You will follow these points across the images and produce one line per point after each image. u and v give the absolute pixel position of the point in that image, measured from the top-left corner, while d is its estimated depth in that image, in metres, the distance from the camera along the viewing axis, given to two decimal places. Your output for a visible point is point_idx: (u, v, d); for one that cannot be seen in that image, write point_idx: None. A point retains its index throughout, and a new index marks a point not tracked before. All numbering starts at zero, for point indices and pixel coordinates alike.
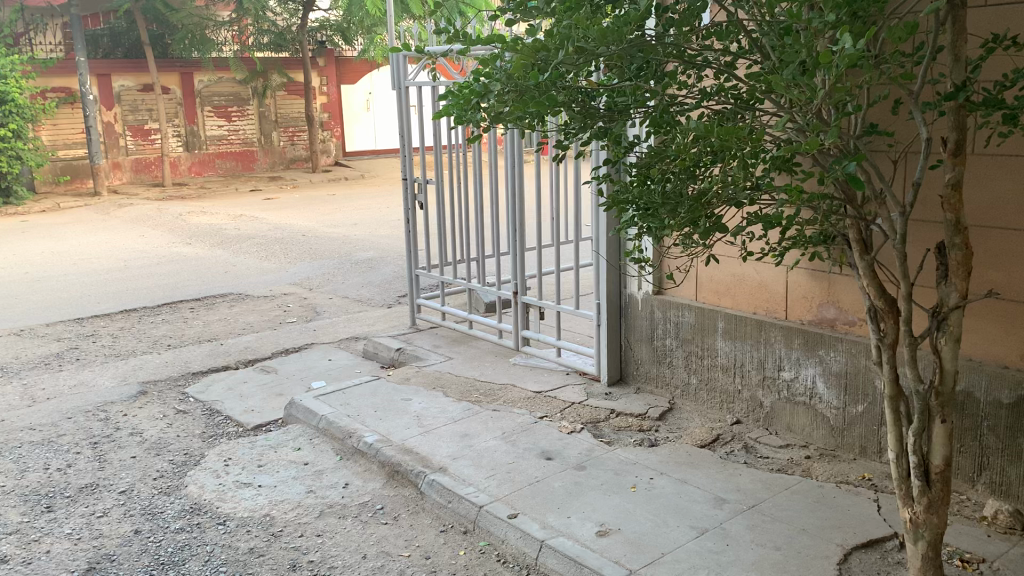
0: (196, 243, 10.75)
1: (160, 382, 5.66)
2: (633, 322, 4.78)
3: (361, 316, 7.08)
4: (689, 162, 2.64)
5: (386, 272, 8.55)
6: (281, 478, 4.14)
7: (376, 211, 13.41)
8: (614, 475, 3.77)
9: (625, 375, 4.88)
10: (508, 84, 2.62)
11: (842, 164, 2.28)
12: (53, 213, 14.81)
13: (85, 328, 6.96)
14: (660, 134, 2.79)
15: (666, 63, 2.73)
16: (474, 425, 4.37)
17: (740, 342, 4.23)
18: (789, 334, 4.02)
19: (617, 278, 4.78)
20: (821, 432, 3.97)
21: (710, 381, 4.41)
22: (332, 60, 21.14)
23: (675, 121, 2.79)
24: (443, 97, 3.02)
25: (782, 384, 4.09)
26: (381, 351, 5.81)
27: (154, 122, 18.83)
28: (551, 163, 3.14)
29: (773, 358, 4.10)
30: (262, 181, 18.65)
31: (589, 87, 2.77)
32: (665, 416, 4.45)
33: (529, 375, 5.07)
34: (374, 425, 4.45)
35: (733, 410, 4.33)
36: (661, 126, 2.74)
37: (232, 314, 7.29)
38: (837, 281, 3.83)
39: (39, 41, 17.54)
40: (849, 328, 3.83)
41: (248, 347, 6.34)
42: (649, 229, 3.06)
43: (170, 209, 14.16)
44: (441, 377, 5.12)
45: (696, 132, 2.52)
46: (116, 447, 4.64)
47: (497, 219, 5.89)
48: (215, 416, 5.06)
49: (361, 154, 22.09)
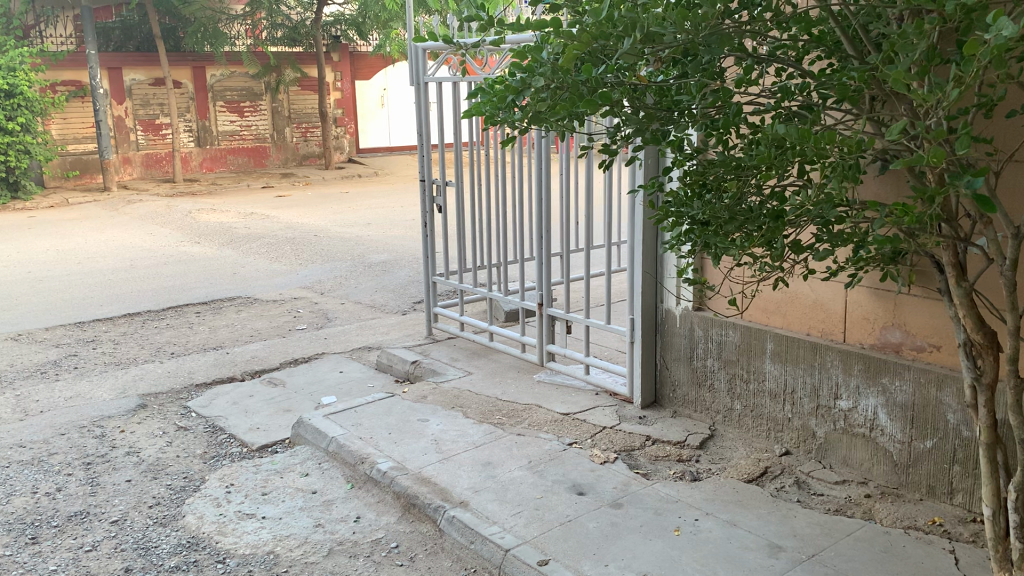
0: (204, 242, 10.44)
1: (161, 395, 5.33)
2: (670, 339, 4.41)
3: (375, 323, 6.72)
4: (765, 172, 2.24)
5: (401, 276, 8.19)
6: (287, 510, 3.79)
7: (390, 210, 13.08)
8: (655, 515, 3.40)
9: (661, 397, 4.50)
10: (556, 79, 2.25)
11: (963, 179, 1.87)
12: (61, 208, 14.56)
13: (86, 333, 6.64)
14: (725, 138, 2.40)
15: (735, 56, 2.36)
16: (498, 452, 4.01)
17: (792, 366, 3.86)
18: (849, 359, 3.63)
19: (654, 291, 4.41)
20: (882, 468, 3.59)
21: (757, 407, 4.04)
22: (347, 55, 20.80)
23: (743, 123, 2.41)
24: (473, 94, 2.64)
25: (838, 414, 3.71)
26: (396, 364, 5.45)
27: (165, 117, 18.54)
28: (596, 170, 2.77)
29: (829, 385, 3.72)
30: (275, 177, 18.34)
31: (643, 82, 2.40)
32: (706, 444, 4.08)
33: (555, 395, 4.70)
34: (388, 450, 4.09)
35: (782, 440, 3.96)
36: (729, 129, 2.35)
37: (240, 319, 6.96)
38: (905, 301, 3.45)
39: (51, 33, 17.29)
40: (917, 354, 3.45)
41: (256, 357, 5.99)
42: (705, 250, 2.65)
43: (179, 206, 13.87)
44: (460, 395, 4.76)
45: (778, 137, 2.12)
46: (111, 468, 4.30)
47: (521, 222, 5.51)
48: (218, 434, 4.72)
49: (376, 151, 21.89)
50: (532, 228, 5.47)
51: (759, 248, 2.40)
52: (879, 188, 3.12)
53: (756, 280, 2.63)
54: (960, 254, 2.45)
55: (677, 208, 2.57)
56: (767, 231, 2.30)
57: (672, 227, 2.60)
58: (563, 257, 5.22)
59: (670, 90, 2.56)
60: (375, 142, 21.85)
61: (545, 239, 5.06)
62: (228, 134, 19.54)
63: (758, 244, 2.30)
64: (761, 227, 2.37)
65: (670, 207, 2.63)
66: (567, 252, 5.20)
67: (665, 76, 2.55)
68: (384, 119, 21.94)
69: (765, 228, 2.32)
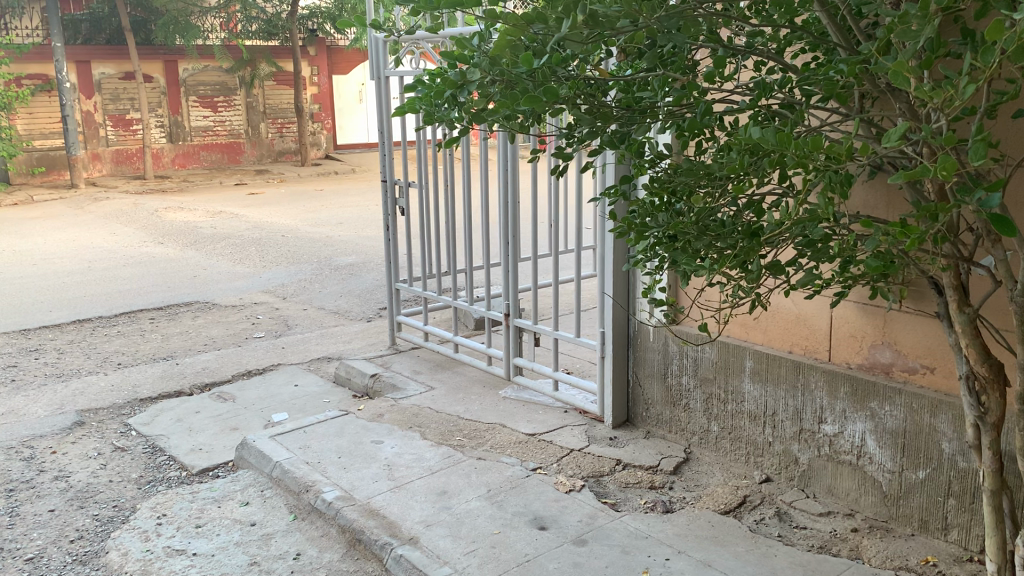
0: (167, 242, 10.07)
1: (101, 411, 4.97)
2: (643, 354, 4.09)
3: (337, 331, 6.39)
4: (738, 182, 1.92)
5: (368, 280, 7.85)
6: (220, 545, 3.44)
7: (362, 209, 12.72)
8: (622, 554, 3.08)
9: (633, 416, 4.19)
10: (494, 72, 1.94)
11: (978, 196, 1.56)
12: (25, 206, 14.08)
13: (30, 341, 6.27)
14: (694, 140, 2.08)
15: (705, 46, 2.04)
16: (454, 480, 3.68)
17: (772, 387, 3.55)
18: (834, 380, 3.33)
19: (626, 303, 4.10)
20: (870, 499, 3.28)
21: (735, 429, 3.73)
22: (323, 49, 20.41)
23: (715, 124, 2.09)
24: (409, 88, 2.31)
25: (822, 439, 3.41)
26: (354, 377, 5.12)
27: (136, 112, 18.11)
28: (550, 176, 2.45)
29: (813, 408, 3.42)
30: (248, 174, 17.92)
31: (599, 76, 2.07)
32: (680, 469, 3.77)
33: (521, 413, 4.38)
34: (335, 477, 3.76)
35: (762, 466, 3.66)
36: (696, 132, 2.03)
37: (195, 326, 6.61)
38: (895, 317, 3.15)
39: (17, 26, 16.86)
40: (908, 376, 3.15)
41: (207, 368, 5.64)
42: (673, 268, 2.33)
43: (145, 204, 13.45)
44: (418, 414, 4.42)
45: (751, 141, 1.80)
46: (34, 496, 3.95)
47: (488, 226, 5.18)
48: (157, 456, 4.37)
49: (355, 147, 21.46)
50: (499, 232, 5.14)
51: (731, 269, 2.07)
52: (870, 199, 2.82)
53: (729, 302, 2.32)
54: (963, 275, 2.16)
55: (642, 219, 2.26)
56: (742, 248, 1.98)
57: (636, 242, 2.28)
58: (531, 262, 4.88)
59: (634, 85, 2.25)
60: (353, 138, 21.46)
61: (510, 242, 4.73)
62: (202, 130, 19.11)
63: (731, 265, 1.98)
64: (734, 245, 2.05)
65: (632, 217, 2.32)
66: (535, 257, 4.84)
67: (630, 68, 2.23)
68: (362, 115, 21.55)
69: (739, 246, 1.99)
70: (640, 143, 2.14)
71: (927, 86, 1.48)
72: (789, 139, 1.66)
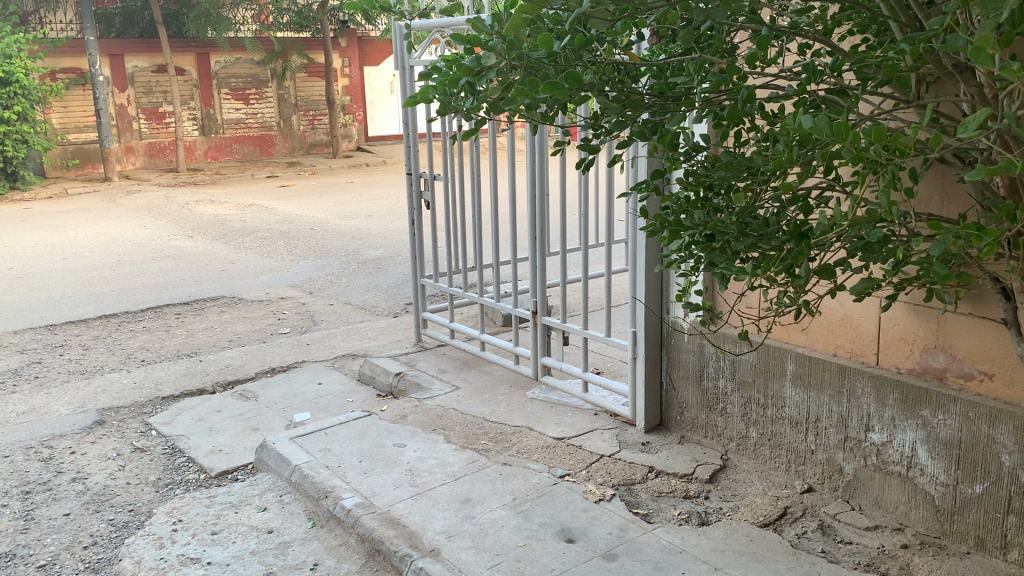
0: (196, 235, 10.02)
1: (122, 409, 4.88)
2: (678, 356, 3.89)
3: (363, 327, 6.26)
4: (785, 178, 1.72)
5: (395, 274, 7.72)
6: (235, 554, 3.31)
7: (392, 201, 12.60)
8: (655, 572, 2.90)
9: (666, 421, 3.99)
10: (511, 56, 1.77)
11: None
12: (59, 199, 14.17)
13: (56, 337, 6.22)
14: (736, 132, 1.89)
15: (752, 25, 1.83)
16: (478, 487, 3.52)
17: (815, 391, 3.35)
18: (882, 385, 3.12)
19: (660, 301, 3.89)
20: (922, 514, 3.07)
21: (775, 436, 3.53)
22: (355, 40, 20.36)
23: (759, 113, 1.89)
24: (425, 76, 2.14)
25: (869, 448, 3.20)
26: (378, 376, 4.98)
27: (168, 105, 18.17)
28: (575, 170, 2.28)
29: (859, 415, 3.21)
30: (280, 166, 17.92)
31: (628, 58, 1.88)
32: (717, 477, 3.58)
33: (550, 415, 4.21)
34: (355, 483, 3.62)
35: (803, 475, 3.45)
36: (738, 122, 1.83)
37: (220, 322, 6.52)
38: (952, 319, 2.93)
39: (51, 20, 16.98)
40: (964, 383, 2.93)
41: (231, 365, 5.54)
42: (710, 270, 2.14)
43: (175, 197, 13.46)
44: (442, 416, 4.27)
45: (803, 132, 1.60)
46: (50, 499, 3.86)
47: (515, 220, 4.99)
48: (176, 457, 4.27)
49: (386, 139, 21.37)
50: (526, 226, 4.94)
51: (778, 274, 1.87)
52: (924, 192, 2.60)
53: (773, 307, 2.13)
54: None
55: (675, 215, 2.07)
56: (793, 251, 1.78)
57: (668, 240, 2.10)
58: (560, 257, 4.68)
59: (667, 71, 2.07)
60: (385, 130, 21.38)
61: (536, 236, 4.54)
62: (234, 122, 19.14)
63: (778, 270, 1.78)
64: (779, 246, 1.85)
65: (665, 213, 2.14)
66: (563, 252, 4.64)
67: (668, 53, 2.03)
68: (394, 106, 21.45)
69: (786, 249, 1.79)
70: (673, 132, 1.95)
71: (1012, 67, 1.27)
72: (847, 128, 1.45)
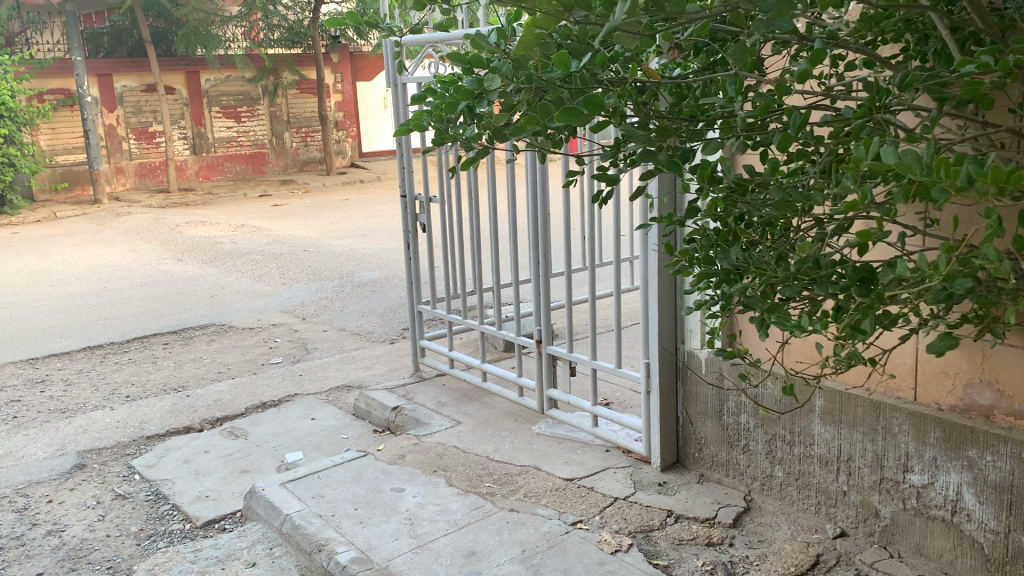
0: (186, 259, 9.76)
1: (104, 451, 4.61)
2: (694, 389, 3.64)
3: (358, 355, 5.99)
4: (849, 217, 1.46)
5: (391, 297, 7.46)
6: None
7: (387, 219, 12.33)
8: None
9: (684, 457, 3.74)
10: (519, 79, 1.52)
11: None
12: (48, 223, 13.92)
13: (37, 372, 5.95)
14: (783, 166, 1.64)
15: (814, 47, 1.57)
16: (483, 538, 3.25)
17: (848, 429, 3.09)
18: (922, 424, 2.86)
19: (673, 329, 3.64)
20: (969, 563, 2.80)
21: (804, 475, 3.27)
22: (347, 56, 20.16)
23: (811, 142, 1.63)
24: (421, 100, 1.90)
25: (908, 491, 2.94)
26: (374, 411, 4.72)
27: (158, 124, 17.94)
28: (593, 205, 2.04)
29: (896, 455, 2.95)
30: (273, 185, 17.67)
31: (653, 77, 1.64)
32: (741, 521, 3.32)
33: (558, 453, 3.95)
34: (351, 534, 3.35)
35: (835, 518, 3.19)
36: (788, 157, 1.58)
37: (210, 352, 6.25)
38: (999, 352, 2.67)
39: (38, 40, 16.77)
40: (1014, 421, 2.67)
41: (220, 400, 5.27)
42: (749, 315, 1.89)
43: (166, 218, 13.19)
44: (443, 455, 4.00)
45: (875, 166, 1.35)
46: (23, 556, 3.58)
47: (516, 242, 4.72)
48: (160, 505, 4.00)
49: (380, 155, 21.12)
50: (529, 246, 4.67)
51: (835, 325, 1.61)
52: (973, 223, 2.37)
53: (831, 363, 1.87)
54: None
55: (704, 252, 1.84)
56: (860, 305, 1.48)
57: (699, 280, 1.86)
58: (565, 277, 4.40)
59: (694, 91, 1.83)
60: (379, 145, 21.14)
61: (540, 258, 4.24)
62: (226, 141, 18.91)
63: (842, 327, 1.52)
64: (836, 293, 1.60)
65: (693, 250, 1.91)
66: (568, 272, 4.35)
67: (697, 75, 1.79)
68: (388, 121, 21.22)
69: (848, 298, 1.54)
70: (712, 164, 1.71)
71: None
72: (949, 163, 1.16)
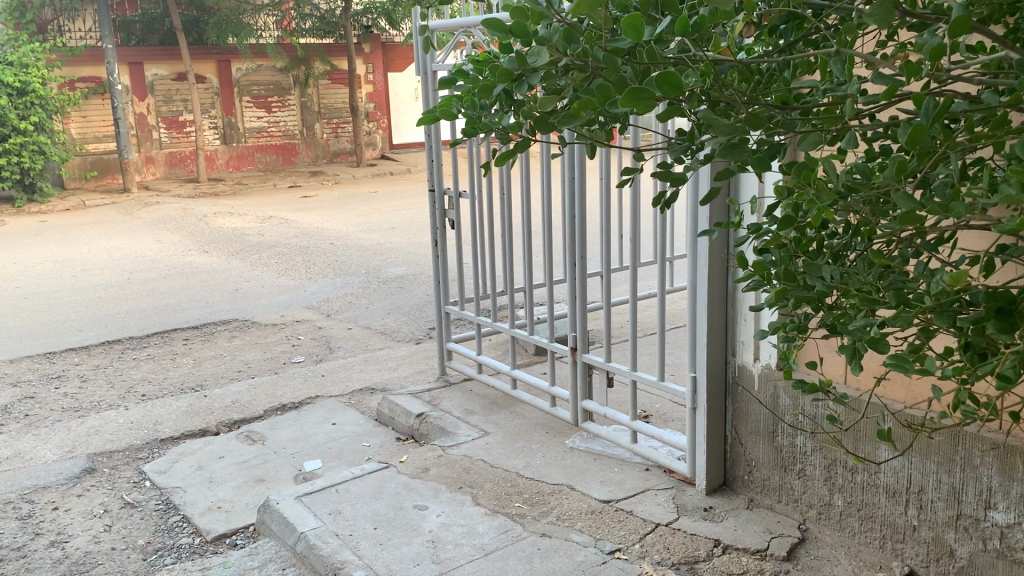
0: (212, 251, 9.59)
1: (115, 454, 4.40)
2: (745, 407, 3.34)
3: (382, 355, 5.75)
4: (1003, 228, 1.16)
5: (418, 295, 7.22)
6: None
7: (415, 213, 12.11)
8: None
9: (732, 479, 3.44)
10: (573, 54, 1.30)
11: None
12: (76, 212, 13.83)
13: (53, 367, 5.77)
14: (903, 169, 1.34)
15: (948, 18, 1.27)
16: (512, 566, 2.98)
17: (920, 458, 2.77)
18: (1009, 457, 2.54)
19: (722, 341, 3.34)
20: None
21: (867, 507, 2.96)
22: (378, 47, 19.97)
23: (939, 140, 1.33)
24: (448, 83, 1.65)
25: (990, 530, 2.62)
26: (398, 417, 4.46)
27: (189, 114, 17.86)
28: (658, 209, 1.78)
29: (977, 490, 2.64)
30: (302, 176, 17.51)
31: (728, 54, 1.40)
32: (796, 553, 3.01)
33: (594, 470, 3.66)
34: (369, 556, 3.09)
35: (902, 556, 2.87)
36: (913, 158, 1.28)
37: (231, 349, 6.05)
38: None
39: (71, 27, 16.72)
40: None
41: (238, 401, 5.05)
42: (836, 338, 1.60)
43: (194, 208, 13.07)
44: (470, 470, 3.74)
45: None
46: (22, 570, 3.37)
47: (551, 238, 4.41)
48: (169, 516, 3.77)
49: (410, 146, 20.91)
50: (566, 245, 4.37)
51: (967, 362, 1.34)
52: None
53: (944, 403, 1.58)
54: None
55: (784, 266, 1.59)
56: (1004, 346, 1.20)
57: (778, 299, 1.58)
58: (603, 277, 4.07)
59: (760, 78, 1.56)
60: (409, 137, 20.93)
61: (576, 255, 3.92)
62: (256, 131, 18.79)
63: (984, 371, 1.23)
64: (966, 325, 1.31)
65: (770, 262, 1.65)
66: (607, 271, 4.02)
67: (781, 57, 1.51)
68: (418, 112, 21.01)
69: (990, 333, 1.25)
70: (810, 164, 1.45)
71: None
72: None
